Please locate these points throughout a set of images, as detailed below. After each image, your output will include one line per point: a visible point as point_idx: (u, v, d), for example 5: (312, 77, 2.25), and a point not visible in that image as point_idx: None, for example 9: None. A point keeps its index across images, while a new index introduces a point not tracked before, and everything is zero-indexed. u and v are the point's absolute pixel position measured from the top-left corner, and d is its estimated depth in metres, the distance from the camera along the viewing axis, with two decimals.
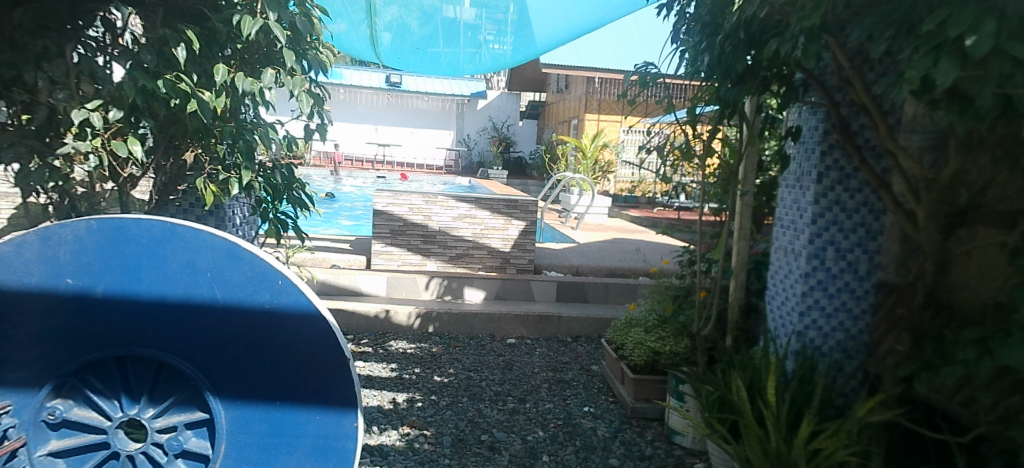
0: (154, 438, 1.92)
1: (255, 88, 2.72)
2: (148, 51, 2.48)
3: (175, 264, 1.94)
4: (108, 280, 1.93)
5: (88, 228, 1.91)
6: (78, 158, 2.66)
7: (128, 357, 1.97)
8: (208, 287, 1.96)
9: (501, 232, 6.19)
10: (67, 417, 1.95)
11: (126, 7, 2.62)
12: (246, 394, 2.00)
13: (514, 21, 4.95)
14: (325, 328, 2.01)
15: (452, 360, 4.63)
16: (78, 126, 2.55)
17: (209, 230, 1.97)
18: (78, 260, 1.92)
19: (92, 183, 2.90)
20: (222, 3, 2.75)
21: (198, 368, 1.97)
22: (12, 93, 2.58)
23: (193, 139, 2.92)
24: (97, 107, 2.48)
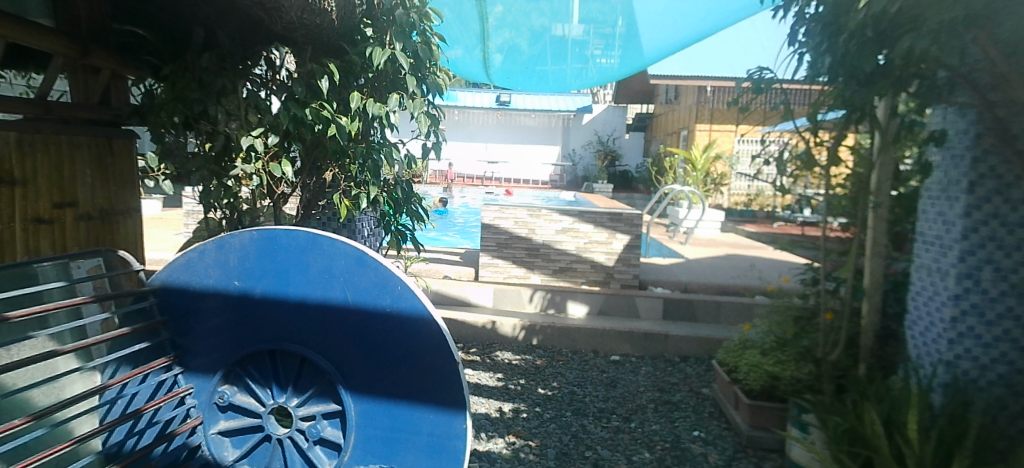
0: (298, 424, 2.22)
1: (383, 112, 3.00)
2: (298, 83, 2.86)
3: (316, 269, 2.22)
4: (265, 282, 2.26)
5: (250, 237, 2.25)
6: (246, 180, 3.08)
7: (278, 352, 2.28)
8: (341, 290, 2.21)
9: (604, 246, 6.14)
10: (232, 401, 2.30)
11: (283, 46, 3.03)
12: (371, 390, 2.21)
13: (623, 35, 4.94)
14: (436, 332, 2.15)
15: (556, 373, 4.68)
16: (245, 150, 2.95)
17: (343, 239, 2.22)
18: (243, 264, 2.27)
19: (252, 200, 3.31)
20: (356, 37, 3.05)
21: (333, 364, 2.23)
22: (200, 125, 2.95)
23: (331, 161, 3.25)
24: (260, 133, 2.85)
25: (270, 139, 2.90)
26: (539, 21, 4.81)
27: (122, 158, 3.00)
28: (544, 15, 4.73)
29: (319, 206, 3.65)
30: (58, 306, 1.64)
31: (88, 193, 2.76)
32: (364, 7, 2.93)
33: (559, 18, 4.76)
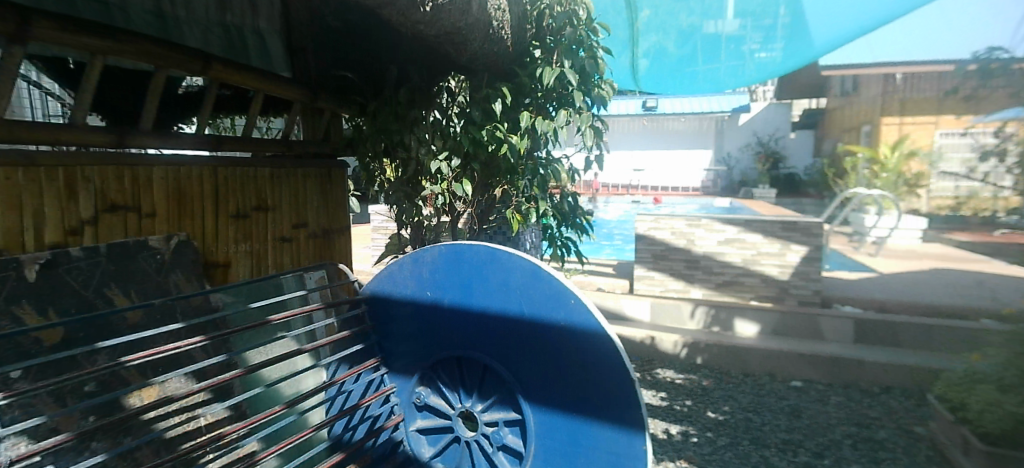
0: (483, 429, 2.36)
1: (551, 128, 2.92)
2: (475, 107, 2.87)
3: (495, 282, 2.30)
4: (452, 293, 2.43)
5: (438, 252, 2.42)
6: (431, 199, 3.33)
7: (464, 358, 2.43)
8: (517, 303, 2.24)
9: (777, 258, 5.59)
10: (427, 401, 2.51)
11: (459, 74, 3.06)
12: (548, 401, 2.21)
13: (789, 24, 3.78)
14: (610, 348, 2.02)
15: (726, 397, 4.35)
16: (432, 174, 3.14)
17: (519, 253, 2.24)
18: (434, 276, 2.47)
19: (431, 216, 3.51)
20: (525, 58, 2.97)
21: (512, 373, 2.29)
22: (396, 152, 3.13)
23: (502, 178, 3.14)
24: (445, 157, 3.04)
25: (453, 162, 3.06)
26: (687, 19, 3.97)
27: (337, 181, 3.22)
28: (694, 13, 3.88)
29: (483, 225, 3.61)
30: (315, 312, 1.83)
31: (315, 217, 3.01)
32: (534, 29, 2.92)
33: (711, 13, 3.89)
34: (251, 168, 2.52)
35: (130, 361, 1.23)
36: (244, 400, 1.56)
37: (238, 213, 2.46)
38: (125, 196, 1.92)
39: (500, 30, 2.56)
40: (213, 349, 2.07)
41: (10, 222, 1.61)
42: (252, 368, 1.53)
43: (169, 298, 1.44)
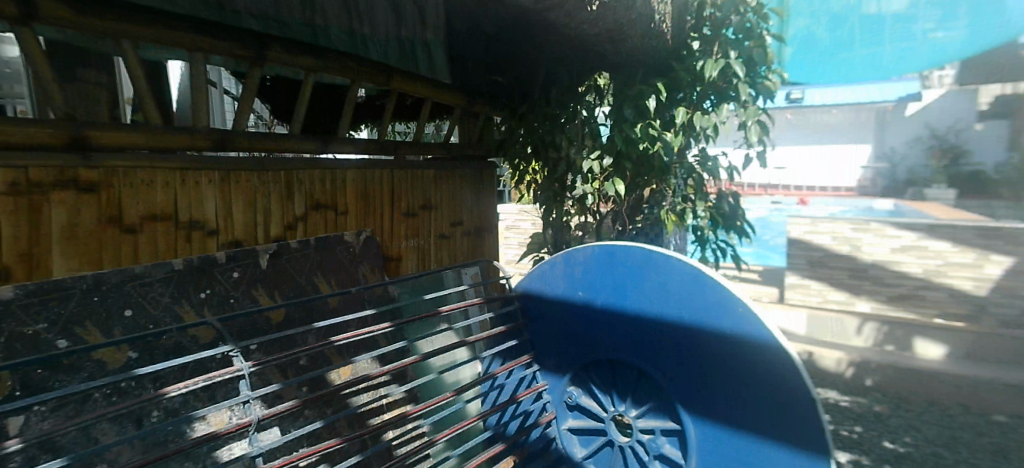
0: (638, 436, 2.19)
1: (711, 123, 2.68)
2: (629, 104, 2.66)
3: (651, 285, 2.11)
4: (605, 294, 2.29)
5: (591, 252, 2.30)
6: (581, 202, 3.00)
7: (617, 361, 2.28)
8: (676, 308, 2.04)
9: (972, 270, 4.76)
10: (579, 401, 2.44)
11: (602, 71, 2.91)
12: (709, 413, 1.95)
13: None
14: (785, 362, 1.73)
15: (906, 427, 3.81)
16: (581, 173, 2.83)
17: (678, 255, 2.05)
18: (586, 276, 2.35)
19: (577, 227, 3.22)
20: (682, 52, 2.74)
21: (669, 381, 2.08)
22: (546, 154, 2.96)
23: (655, 176, 2.78)
24: (598, 155, 2.83)
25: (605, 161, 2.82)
26: None
27: (490, 188, 3.34)
28: None
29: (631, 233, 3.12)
30: (478, 306, 1.94)
31: (471, 216, 3.17)
32: (693, 19, 2.67)
33: None
34: (420, 170, 2.73)
35: (336, 338, 1.42)
36: (419, 384, 1.69)
37: (408, 211, 2.67)
38: (326, 196, 2.20)
39: (660, 23, 2.49)
40: (392, 336, 2.25)
41: (247, 218, 1.89)
42: (427, 356, 1.70)
43: (361, 287, 1.64)
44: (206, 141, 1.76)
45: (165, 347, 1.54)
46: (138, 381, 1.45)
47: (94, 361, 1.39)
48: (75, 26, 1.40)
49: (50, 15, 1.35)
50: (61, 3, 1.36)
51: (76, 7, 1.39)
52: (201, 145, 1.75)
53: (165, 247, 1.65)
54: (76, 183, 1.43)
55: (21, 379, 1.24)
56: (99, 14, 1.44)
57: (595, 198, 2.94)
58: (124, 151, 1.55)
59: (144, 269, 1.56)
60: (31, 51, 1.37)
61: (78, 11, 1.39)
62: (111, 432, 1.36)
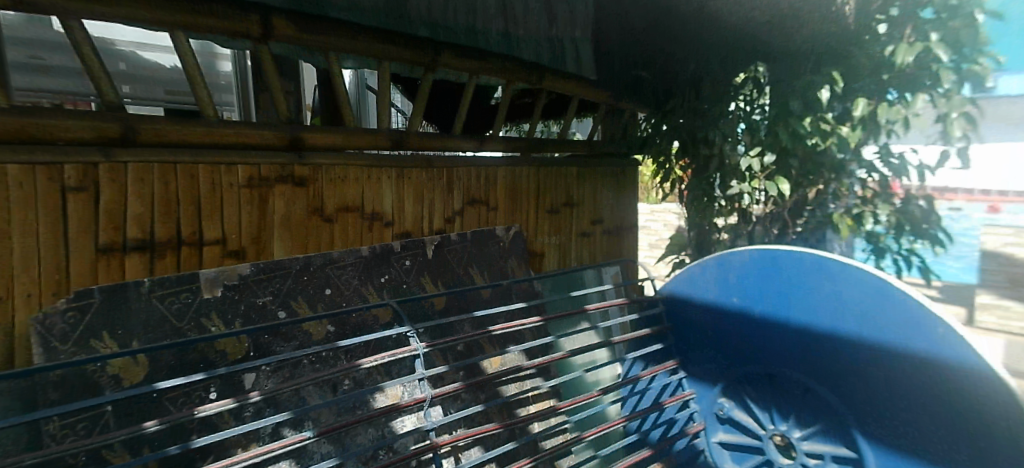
0: (803, 459, 1.86)
1: (903, 116, 2.28)
2: (798, 96, 2.38)
3: (823, 295, 1.79)
4: (767, 302, 1.96)
5: (750, 256, 1.98)
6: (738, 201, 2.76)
7: (778, 376, 1.95)
8: (856, 323, 1.70)
9: None
10: (731, 415, 2.10)
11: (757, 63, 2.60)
12: (899, 444, 1.62)
13: None
14: (1006, 397, 1.38)
15: None
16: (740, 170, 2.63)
17: (860, 264, 1.72)
18: (742, 281, 2.03)
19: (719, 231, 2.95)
20: (866, 36, 2.37)
21: (846, 403, 1.75)
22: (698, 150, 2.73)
23: (825, 175, 2.53)
24: (759, 152, 2.55)
25: (767, 158, 2.56)
26: None
27: (630, 190, 3.18)
28: None
29: (790, 237, 2.80)
30: (620, 306, 1.94)
31: (614, 215, 3.07)
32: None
33: None
34: (564, 166, 2.70)
35: (493, 329, 1.58)
36: (566, 380, 1.74)
37: (552, 208, 2.66)
38: (481, 192, 2.30)
39: (844, 6, 2.19)
40: (537, 331, 2.29)
41: (416, 211, 2.05)
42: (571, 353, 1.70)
43: (508, 282, 1.76)
44: (386, 142, 1.95)
45: (353, 324, 1.74)
46: (335, 352, 1.66)
47: (303, 331, 1.62)
48: (299, 40, 1.62)
49: (281, 33, 1.58)
50: (288, 21, 1.58)
51: (300, 25, 1.60)
52: (382, 145, 1.94)
53: (354, 235, 1.85)
54: (291, 178, 1.67)
55: (255, 342, 1.53)
56: (314, 30, 1.64)
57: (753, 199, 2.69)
58: (326, 150, 1.77)
59: (340, 255, 1.80)
60: (264, 62, 1.60)
61: (301, 29, 1.61)
62: (315, 394, 1.57)
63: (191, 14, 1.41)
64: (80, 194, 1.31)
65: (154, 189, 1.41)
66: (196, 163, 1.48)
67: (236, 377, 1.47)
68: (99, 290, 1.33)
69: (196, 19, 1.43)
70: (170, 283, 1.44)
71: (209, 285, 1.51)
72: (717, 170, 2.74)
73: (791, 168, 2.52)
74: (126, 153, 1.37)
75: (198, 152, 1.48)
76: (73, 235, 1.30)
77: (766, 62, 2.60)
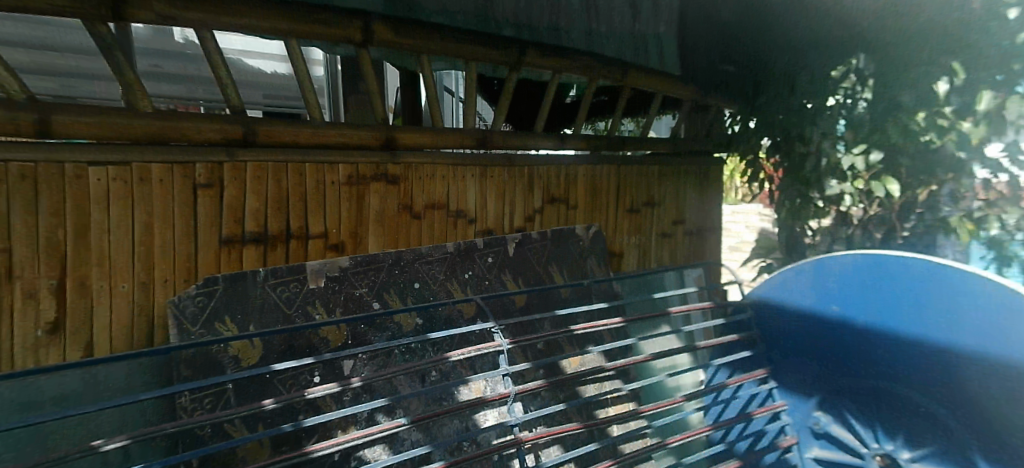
0: None
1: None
2: (909, 87, 2.24)
3: (941, 308, 1.60)
4: (871, 312, 1.78)
5: (853, 262, 1.80)
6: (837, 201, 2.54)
7: (884, 392, 1.80)
8: (980, 341, 1.52)
9: None
10: (828, 431, 1.96)
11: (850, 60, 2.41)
12: None
13: None
14: None
15: None
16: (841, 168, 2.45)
17: (987, 275, 1.51)
18: (842, 288, 1.85)
19: (812, 232, 2.71)
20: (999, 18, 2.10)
21: (967, 426, 1.60)
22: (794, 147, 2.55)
23: (939, 175, 2.30)
24: (863, 150, 2.37)
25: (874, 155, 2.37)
26: None
27: (714, 188, 3.04)
28: None
29: (898, 242, 2.52)
30: (705, 309, 1.90)
31: (698, 215, 2.97)
32: None
33: None
34: (645, 165, 2.64)
35: (575, 327, 1.55)
36: (646, 385, 1.67)
37: (632, 207, 2.60)
38: (561, 191, 2.30)
39: None
40: (616, 333, 2.26)
41: (498, 208, 2.10)
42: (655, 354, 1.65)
43: (591, 282, 1.72)
44: (471, 141, 1.99)
45: (440, 318, 1.81)
46: (423, 344, 1.72)
47: (394, 323, 1.70)
48: (395, 44, 1.69)
49: (382, 37, 1.65)
50: (386, 25, 1.65)
51: (396, 29, 1.67)
52: (467, 143, 1.98)
53: (439, 232, 1.93)
54: (386, 176, 1.76)
55: (352, 331, 1.63)
56: (410, 34, 1.71)
57: (855, 201, 2.49)
58: (418, 149, 1.85)
59: (428, 251, 1.85)
60: (365, 66, 1.68)
61: (397, 33, 1.68)
62: (406, 383, 1.65)
63: (301, 23, 1.51)
64: (209, 190, 1.44)
65: (268, 186, 1.53)
66: (304, 162, 1.60)
67: (337, 363, 1.57)
68: (221, 277, 1.44)
69: (307, 28, 1.52)
70: (281, 273, 1.54)
71: (314, 276, 1.59)
72: (814, 173, 2.51)
73: (902, 166, 2.33)
74: (247, 153, 1.50)
75: (307, 152, 1.60)
76: (202, 227, 1.44)
77: (869, 60, 2.38)
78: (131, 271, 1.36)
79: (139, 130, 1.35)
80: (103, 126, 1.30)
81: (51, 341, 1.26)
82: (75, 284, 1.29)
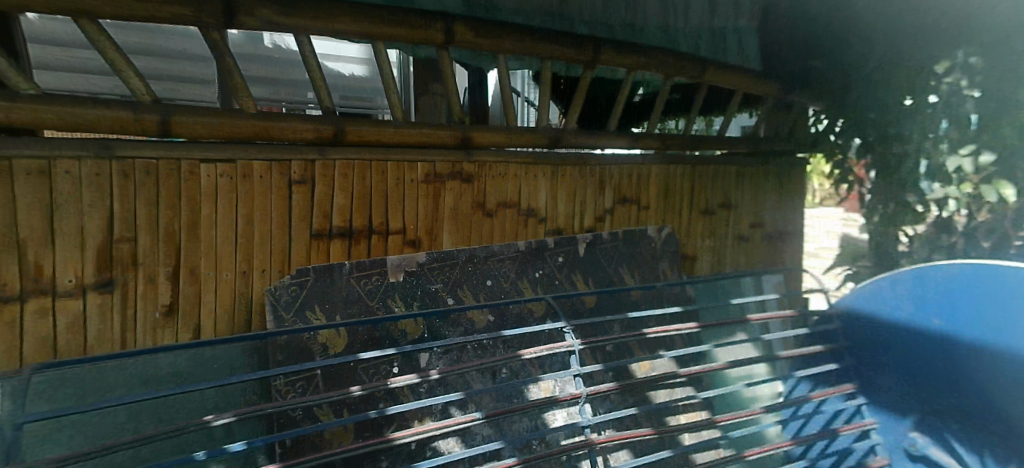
0: None
1: None
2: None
3: None
4: (983, 329, 1.61)
5: (963, 273, 1.63)
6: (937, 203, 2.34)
7: (996, 416, 1.64)
8: None
9: None
10: (926, 454, 1.80)
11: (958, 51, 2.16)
12: None
13: None
14: None
15: None
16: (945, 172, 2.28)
17: None
18: (949, 302, 1.68)
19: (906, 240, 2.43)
20: None
21: None
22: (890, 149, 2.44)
23: None
24: (972, 151, 2.18)
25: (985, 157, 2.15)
26: None
27: (801, 194, 2.82)
28: None
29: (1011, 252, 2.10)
30: (787, 318, 1.83)
31: (781, 220, 2.80)
32: None
33: None
34: (721, 165, 2.53)
35: (648, 331, 1.55)
36: (723, 393, 1.65)
37: (707, 209, 2.51)
38: (633, 190, 2.24)
39: None
40: (688, 339, 2.19)
41: (568, 208, 2.07)
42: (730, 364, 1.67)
43: (662, 285, 1.71)
44: (545, 140, 1.99)
45: (511, 315, 1.83)
46: (494, 341, 1.75)
47: (467, 319, 1.73)
48: (475, 45, 1.72)
49: (462, 37, 1.69)
50: (467, 26, 1.68)
51: (476, 29, 1.70)
52: (541, 143, 1.98)
53: (510, 230, 1.93)
54: (461, 174, 1.80)
55: (428, 325, 1.68)
56: (490, 34, 1.74)
57: (962, 206, 2.26)
58: (493, 148, 1.87)
59: (500, 249, 1.88)
60: (445, 67, 1.72)
61: (477, 33, 1.71)
62: (478, 379, 1.69)
63: (388, 27, 1.56)
64: (302, 186, 1.53)
65: (354, 183, 1.60)
66: (386, 161, 1.66)
67: (414, 355, 1.62)
68: (312, 270, 1.55)
69: (393, 30, 1.57)
70: (364, 266, 1.63)
71: (393, 270, 1.68)
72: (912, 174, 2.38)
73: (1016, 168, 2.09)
74: (335, 152, 1.58)
75: (389, 151, 1.66)
76: (296, 221, 1.53)
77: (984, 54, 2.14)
78: (234, 261, 1.46)
79: (242, 130, 1.45)
80: (214, 127, 1.41)
81: (167, 322, 1.39)
82: (186, 272, 1.41)
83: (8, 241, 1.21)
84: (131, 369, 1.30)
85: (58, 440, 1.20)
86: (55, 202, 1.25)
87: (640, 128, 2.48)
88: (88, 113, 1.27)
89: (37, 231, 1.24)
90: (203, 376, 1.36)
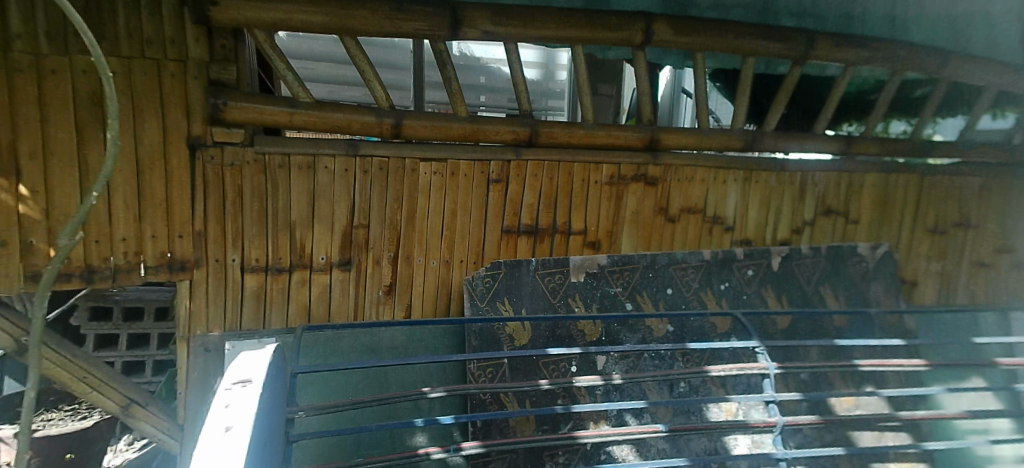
0: None
1: None
2: None
3: None
4: None
5: None
6: None
7: None
8: None
9: None
10: None
11: None
12: None
13: None
14: None
15: None
16: None
17: None
18: None
19: None
20: None
21: None
22: None
23: None
24: None
25: None
26: None
27: None
28: None
29: None
30: None
31: None
32: None
33: None
34: (961, 176, 2.10)
35: (861, 365, 1.32)
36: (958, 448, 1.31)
37: (936, 226, 2.11)
38: (840, 201, 1.97)
39: None
40: (906, 377, 1.86)
41: (761, 217, 1.90)
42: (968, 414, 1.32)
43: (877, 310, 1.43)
44: (738, 142, 1.82)
45: (692, 328, 1.74)
46: (672, 352, 1.69)
47: (646, 326, 1.69)
48: (671, 44, 1.67)
49: (660, 37, 1.64)
50: (666, 25, 1.63)
51: (675, 28, 1.64)
52: (736, 146, 1.84)
53: (694, 237, 1.84)
54: (647, 178, 1.76)
55: (606, 328, 1.68)
56: (690, 32, 1.66)
57: None
58: (683, 151, 1.79)
59: (683, 256, 1.80)
60: (638, 67, 1.68)
61: (676, 32, 1.64)
62: (654, 388, 1.66)
63: (587, 29, 1.58)
64: (498, 185, 1.63)
65: (544, 182, 1.67)
66: (576, 162, 1.69)
67: (591, 357, 1.63)
68: (503, 263, 1.65)
69: (597, 33, 1.59)
70: (549, 264, 1.68)
71: (576, 270, 1.70)
72: None
73: None
74: (530, 153, 1.65)
75: (578, 152, 1.69)
76: (492, 217, 1.64)
77: None
78: (440, 251, 1.62)
79: (454, 130, 1.58)
80: (430, 126, 1.56)
81: (387, 300, 1.59)
82: (404, 258, 1.59)
83: (284, 221, 1.49)
84: (363, 338, 1.52)
85: (314, 389, 1.46)
86: (315, 192, 1.50)
87: (835, 129, 2.38)
88: (339, 116, 1.49)
89: (302, 215, 1.50)
90: (417, 351, 1.55)
